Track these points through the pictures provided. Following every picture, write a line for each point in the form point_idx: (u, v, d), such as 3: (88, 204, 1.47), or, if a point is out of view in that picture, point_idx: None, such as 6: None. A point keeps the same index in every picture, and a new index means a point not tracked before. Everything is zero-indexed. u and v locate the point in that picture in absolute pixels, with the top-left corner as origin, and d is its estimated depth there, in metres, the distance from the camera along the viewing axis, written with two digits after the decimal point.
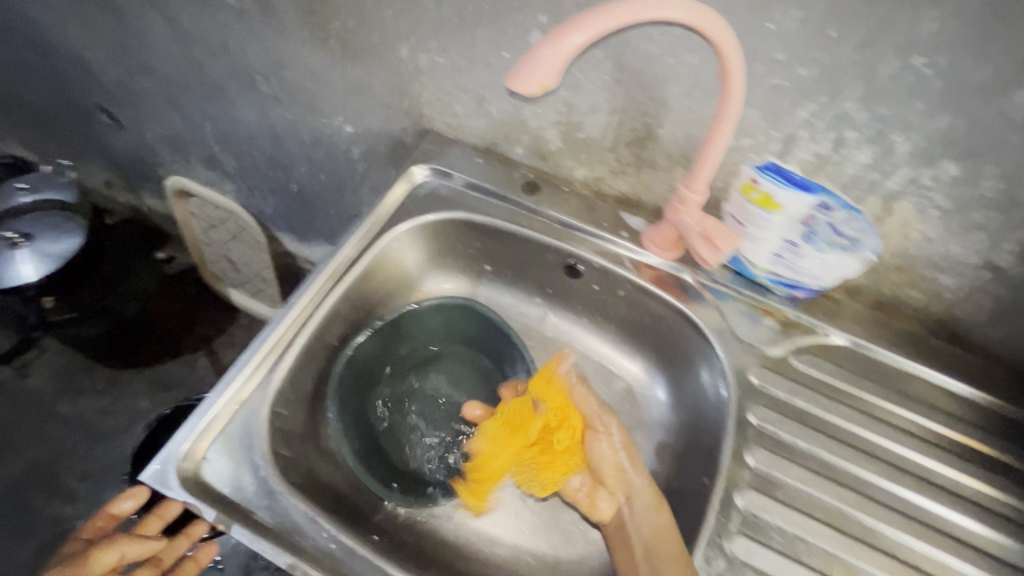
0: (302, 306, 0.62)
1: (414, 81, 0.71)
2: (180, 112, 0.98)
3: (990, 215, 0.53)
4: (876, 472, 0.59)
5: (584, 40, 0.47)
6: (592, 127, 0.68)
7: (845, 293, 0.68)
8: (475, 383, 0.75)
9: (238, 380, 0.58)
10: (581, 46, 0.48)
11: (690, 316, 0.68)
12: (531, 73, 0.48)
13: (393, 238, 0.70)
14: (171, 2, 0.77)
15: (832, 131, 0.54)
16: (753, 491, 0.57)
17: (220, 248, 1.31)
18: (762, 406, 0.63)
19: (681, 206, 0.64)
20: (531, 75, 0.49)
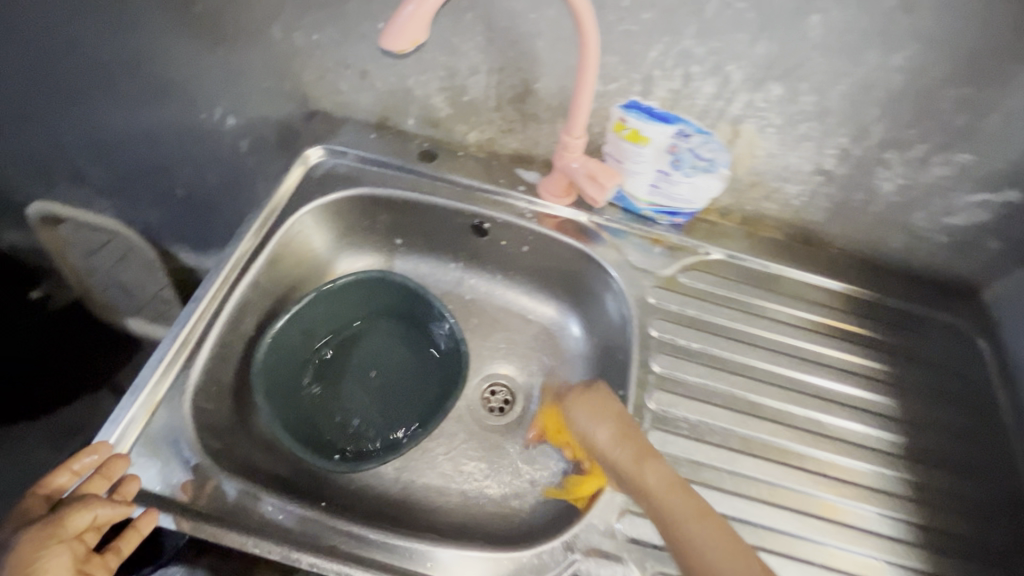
0: (211, 297, 0.62)
1: (292, 62, 0.71)
2: (75, 122, 0.95)
3: (813, 126, 0.60)
4: (760, 359, 0.65)
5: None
6: (476, 89, 0.67)
7: (718, 215, 0.74)
8: (405, 355, 0.73)
9: (151, 380, 0.56)
10: None
11: (589, 254, 0.70)
12: (401, 27, 0.43)
13: (297, 221, 0.70)
14: (46, 10, 0.76)
15: (680, 67, 0.58)
16: (659, 389, 0.61)
17: (106, 273, 1.22)
18: (661, 320, 0.66)
19: (565, 151, 0.65)
20: (399, 33, 0.43)
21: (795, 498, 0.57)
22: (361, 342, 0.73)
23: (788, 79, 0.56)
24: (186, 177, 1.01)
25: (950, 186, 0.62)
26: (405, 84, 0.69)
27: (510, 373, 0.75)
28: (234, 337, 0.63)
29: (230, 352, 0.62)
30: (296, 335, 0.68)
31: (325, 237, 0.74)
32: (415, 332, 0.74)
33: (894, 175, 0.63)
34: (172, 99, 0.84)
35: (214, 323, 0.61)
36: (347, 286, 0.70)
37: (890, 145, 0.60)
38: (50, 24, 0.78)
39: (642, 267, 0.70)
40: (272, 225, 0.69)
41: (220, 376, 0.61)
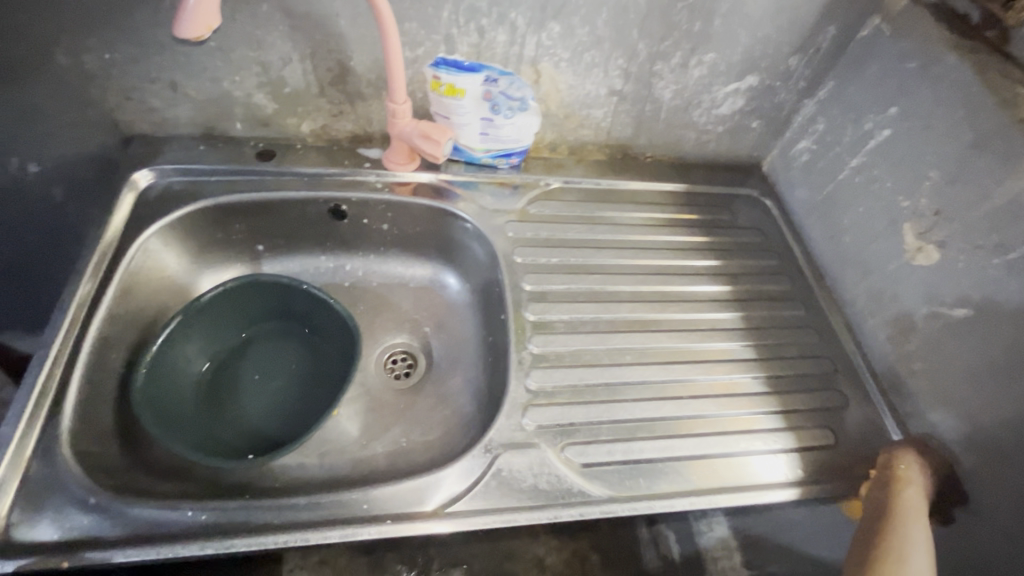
0: (62, 341, 0.58)
1: (89, 87, 0.67)
2: None
3: (594, 53, 0.71)
4: (608, 256, 0.77)
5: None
6: (294, 78, 0.69)
7: (548, 150, 0.84)
8: (295, 350, 0.74)
9: (15, 438, 0.52)
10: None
11: (446, 208, 0.76)
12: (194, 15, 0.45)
13: (143, 245, 0.68)
14: None
15: (472, 22, 0.65)
16: (533, 302, 0.69)
17: None
18: (523, 246, 0.74)
19: (395, 118, 0.70)
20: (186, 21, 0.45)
21: (658, 353, 0.69)
22: (249, 352, 0.73)
23: (561, 16, 0.66)
24: None
25: (709, 83, 0.77)
26: (221, 87, 0.69)
27: (406, 339, 0.79)
28: (103, 374, 0.60)
29: (101, 391, 0.59)
30: (172, 359, 0.66)
31: (179, 258, 0.72)
32: (301, 327, 0.75)
33: (668, 83, 0.77)
34: None
35: (75, 365, 0.57)
36: (216, 299, 0.69)
37: (656, 58, 0.73)
38: None
39: (494, 208, 0.78)
40: (116, 253, 0.66)
41: (96, 419, 0.58)
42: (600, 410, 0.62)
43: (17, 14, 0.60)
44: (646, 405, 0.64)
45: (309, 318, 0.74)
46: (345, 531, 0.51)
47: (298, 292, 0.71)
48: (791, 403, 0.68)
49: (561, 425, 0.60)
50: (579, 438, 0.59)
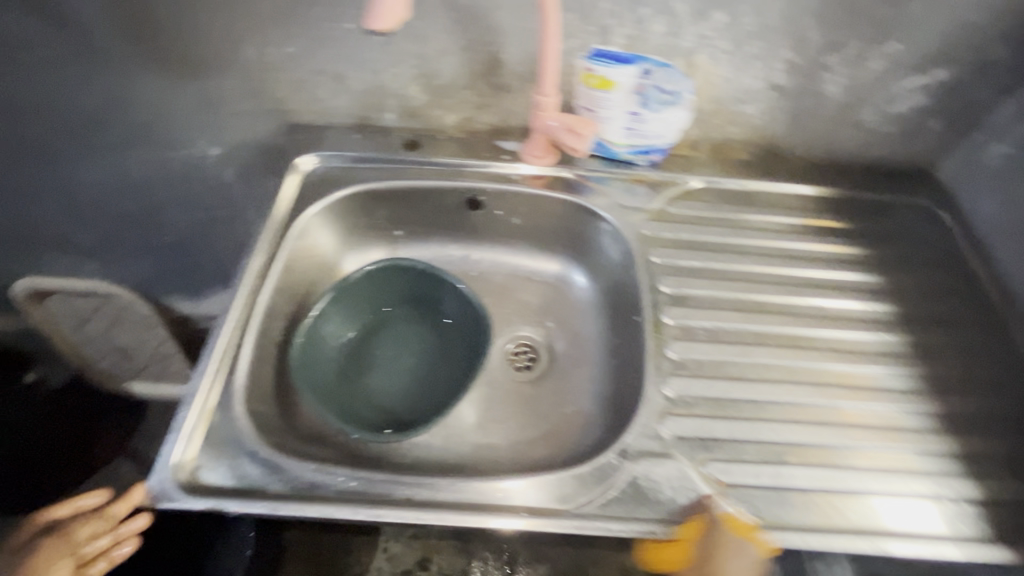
0: (240, 308, 0.65)
1: (269, 78, 0.74)
2: (55, 185, 0.97)
3: (758, 44, 0.66)
4: (752, 263, 0.71)
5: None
6: (448, 71, 0.72)
7: (688, 148, 0.80)
8: (426, 331, 0.77)
9: (203, 389, 0.58)
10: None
11: (582, 203, 0.75)
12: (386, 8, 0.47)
13: (304, 225, 0.74)
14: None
15: (632, 13, 0.63)
16: (672, 306, 0.66)
17: (104, 339, 1.40)
18: (659, 248, 0.71)
19: (541, 111, 0.69)
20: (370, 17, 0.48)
21: (810, 373, 0.63)
22: (385, 329, 0.77)
23: (728, 3, 0.62)
24: (173, 220, 1.03)
25: (887, 77, 0.69)
26: (381, 79, 0.73)
27: (530, 331, 0.79)
28: (267, 340, 0.66)
29: (266, 355, 0.65)
30: (323, 331, 0.71)
31: (331, 238, 0.78)
32: (433, 311, 0.77)
33: (837, 77, 0.70)
34: (149, 142, 0.86)
35: (249, 330, 0.64)
36: (360, 279, 0.73)
37: (826, 48, 0.67)
38: (19, 90, 0.79)
39: (630, 206, 0.75)
40: (282, 231, 0.72)
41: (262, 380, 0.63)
42: (745, 427, 0.58)
43: (222, 12, 0.67)
44: (796, 428, 0.58)
45: (441, 303, 0.76)
46: (479, 518, 0.52)
47: (433, 278, 0.74)
48: (971, 447, 0.59)
49: (702, 438, 0.56)
50: (722, 455, 0.56)
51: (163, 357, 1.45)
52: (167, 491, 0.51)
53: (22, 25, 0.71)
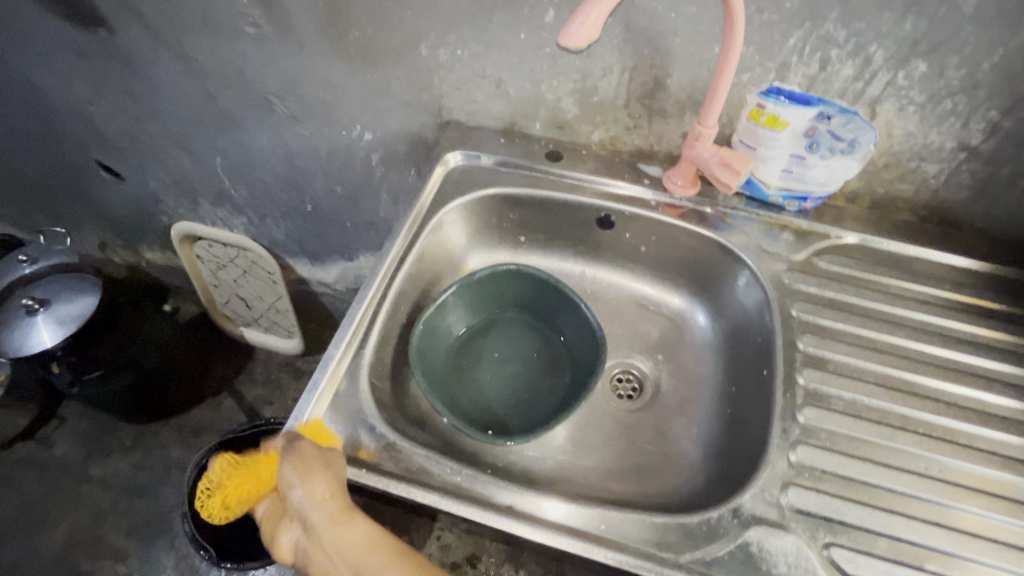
0: (377, 285, 0.69)
1: (433, 75, 0.78)
2: (227, 146, 1.08)
3: (958, 101, 0.60)
4: (907, 336, 0.63)
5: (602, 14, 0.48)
6: (606, 89, 0.71)
7: (845, 200, 0.74)
8: (533, 341, 0.78)
9: (336, 356, 0.63)
10: (599, 18, 0.48)
11: (719, 240, 0.72)
12: (579, 23, 0.48)
13: (441, 218, 0.77)
14: (202, 46, 0.88)
15: (818, 53, 0.60)
16: (808, 367, 0.61)
17: (232, 287, 1.57)
18: (800, 301, 0.66)
19: (697, 141, 0.68)
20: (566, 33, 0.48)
21: (962, 475, 0.55)
22: (496, 331, 0.78)
23: (935, 54, 0.57)
24: (315, 191, 1.12)
25: None
26: (537, 89, 0.75)
27: (639, 361, 0.76)
28: (393, 321, 0.69)
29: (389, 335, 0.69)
30: (442, 321, 0.74)
31: (461, 235, 0.81)
32: (547, 322, 0.78)
33: None
34: (314, 120, 0.94)
35: (381, 309, 0.68)
36: (484, 279, 0.75)
37: None
38: (219, 61, 0.90)
39: (771, 252, 0.70)
40: (420, 221, 0.75)
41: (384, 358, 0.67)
42: (876, 517, 0.52)
43: (406, 12, 0.71)
44: (937, 532, 0.52)
45: (556, 315, 0.77)
46: (576, 544, 0.51)
47: (553, 290, 0.74)
48: None
49: (826, 518, 0.52)
50: (846, 541, 0.51)
51: (278, 312, 1.59)
52: None
53: (231, 4, 0.79)
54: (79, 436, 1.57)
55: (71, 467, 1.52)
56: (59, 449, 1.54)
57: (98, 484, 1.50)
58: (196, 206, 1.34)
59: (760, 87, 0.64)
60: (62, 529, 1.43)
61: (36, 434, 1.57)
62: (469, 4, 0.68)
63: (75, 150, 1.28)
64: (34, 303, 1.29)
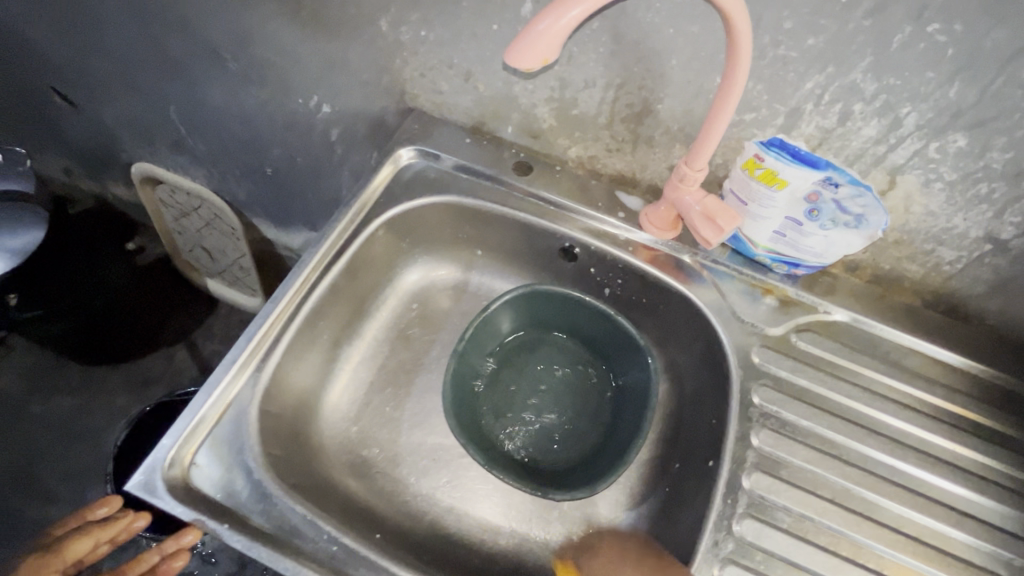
0: (290, 296, 0.60)
1: (395, 57, 0.67)
2: (179, 95, 0.97)
3: (995, 187, 0.50)
4: (878, 448, 0.55)
5: (583, 18, 0.38)
6: (587, 103, 0.61)
7: (843, 268, 0.65)
8: (516, 377, 0.69)
9: (224, 380, 0.55)
10: (579, 22, 0.38)
11: (688, 297, 0.63)
12: (528, 41, 0.38)
13: (383, 222, 0.67)
14: None
15: (838, 104, 0.49)
16: (759, 469, 0.53)
17: (194, 237, 1.48)
18: (765, 386, 0.57)
19: (682, 184, 0.57)
20: (530, 49, 0.39)
21: None
22: (543, 352, 0.71)
23: (980, 129, 0.46)
24: (274, 157, 1.01)
25: None
26: (511, 90, 0.64)
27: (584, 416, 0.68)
28: (308, 338, 0.61)
29: (300, 355, 0.61)
30: (483, 332, 0.66)
31: (407, 243, 0.72)
32: (595, 359, 0.70)
33: None
34: (269, 84, 0.83)
35: (289, 325, 0.59)
36: (530, 294, 0.67)
37: None
38: (162, 1, 0.78)
39: (742, 319, 0.62)
40: (356, 226, 0.66)
41: (285, 381, 0.59)
42: None
43: None
44: None
45: (603, 352, 0.69)
46: None
47: (605, 323, 0.66)
48: None
49: None
50: None
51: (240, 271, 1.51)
52: (154, 485, 0.49)
53: None
54: (25, 369, 1.51)
55: (13, 399, 1.47)
56: (1, 380, 1.48)
57: (36, 421, 1.44)
58: (154, 151, 1.23)
59: (763, 133, 0.54)
60: None
61: None
62: None
63: (25, 70, 1.17)
64: None
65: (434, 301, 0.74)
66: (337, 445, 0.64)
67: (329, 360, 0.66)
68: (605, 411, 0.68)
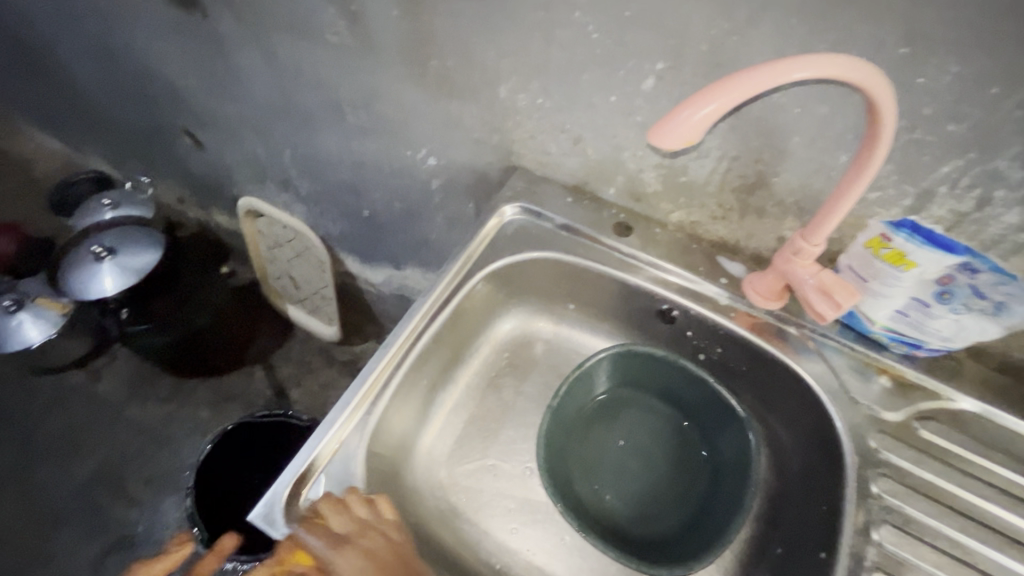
0: (400, 341, 0.63)
1: (508, 119, 0.71)
2: (297, 140, 1.07)
3: None
4: (1019, 559, 0.50)
5: (727, 107, 0.40)
6: (697, 172, 0.62)
7: (967, 353, 0.61)
8: (608, 432, 0.69)
9: (339, 419, 0.58)
10: (723, 111, 0.40)
11: (796, 371, 0.61)
12: (673, 127, 0.40)
13: (486, 274, 0.70)
14: (285, 43, 0.85)
15: (978, 189, 0.48)
16: (881, 569, 0.49)
17: (283, 266, 1.59)
18: (886, 476, 0.54)
19: (795, 257, 0.57)
20: (675, 130, 0.40)
21: None
22: (633, 412, 0.70)
23: None
24: (374, 200, 1.08)
25: None
26: (620, 155, 0.66)
27: (677, 489, 0.66)
28: (411, 382, 0.64)
29: (404, 397, 0.63)
30: (579, 388, 0.66)
31: (503, 295, 0.74)
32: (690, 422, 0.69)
33: None
34: (382, 136, 0.90)
35: (398, 369, 0.62)
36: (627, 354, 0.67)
37: None
38: (300, 62, 0.87)
39: (855, 400, 0.59)
40: (462, 276, 0.68)
41: (389, 424, 0.62)
42: None
43: (492, 50, 0.64)
44: None
45: (699, 417, 0.67)
46: None
47: (703, 390, 0.65)
48: None
49: None
50: None
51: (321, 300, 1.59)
52: (273, 518, 0.52)
53: (318, 10, 0.76)
54: (121, 377, 1.62)
55: (109, 404, 1.58)
56: (101, 386, 1.61)
57: (127, 426, 1.55)
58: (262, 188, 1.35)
59: (889, 212, 0.53)
60: (87, 462, 1.49)
61: (85, 365, 1.62)
62: (562, 55, 0.60)
63: (165, 112, 1.33)
64: (102, 251, 1.35)
65: (524, 351, 0.76)
66: (428, 488, 0.65)
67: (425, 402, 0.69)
68: (699, 483, 0.66)
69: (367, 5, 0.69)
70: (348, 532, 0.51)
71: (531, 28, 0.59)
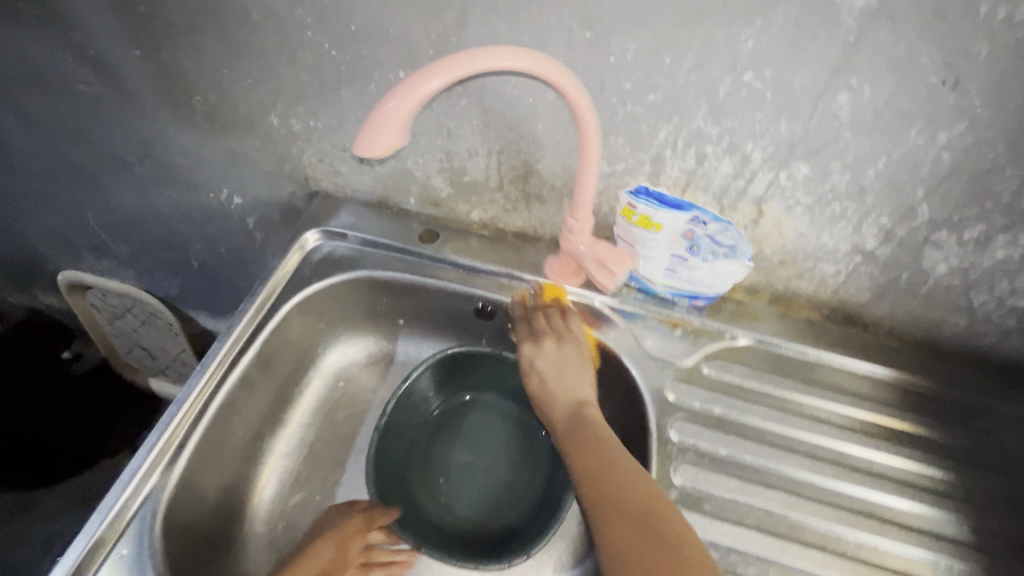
0: (195, 397, 0.59)
1: (291, 146, 0.69)
2: (92, 202, 0.97)
3: (847, 205, 0.53)
4: (796, 466, 0.57)
5: (442, 86, 0.42)
6: (475, 170, 0.64)
7: (745, 293, 0.67)
8: (452, 436, 0.70)
9: (121, 496, 0.53)
10: (437, 92, 0.42)
11: (602, 341, 0.65)
12: (381, 120, 0.42)
13: (293, 308, 0.67)
14: (38, 101, 0.77)
15: (692, 147, 0.53)
16: (681, 507, 0.54)
17: (130, 338, 1.34)
18: (681, 419, 0.59)
19: (572, 236, 0.59)
20: (385, 124, 0.42)
21: None
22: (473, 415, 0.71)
23: (816, 158, 0.50)
24: (196, 251, 1.00)
25: (1014, 269, 0.54)
26: (405, 165, 0.67)
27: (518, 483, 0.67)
28: (218, 439, 0.60)
29: (212, 456, 0.59)
30: (409, 401, 0.67)
31: (322, 322, 0.71)
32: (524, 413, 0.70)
33: (945, 256, 0.55)
34: (178, 183, 0.84)
35: (196, 428, 0.58)
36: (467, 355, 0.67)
37: (941, 226, 0.52)
38: (62, 118, 0.79)
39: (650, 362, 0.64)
40: (266, 313, 0.65)
41: (197, 485, 0.58)
42: None
43: (247, 79, 0.62)
44: None
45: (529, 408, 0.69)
46: None
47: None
48: None
49: None
50: None
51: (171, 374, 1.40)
52: None
53: (55, 59, 0.69)
54: None
55: None
56: None
57: None
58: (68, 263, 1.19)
59: (635, 181, 0.58)
60: None
61: None
62: (313, 75, 0.59)
63: None
64: None
65: (360, 377, 0.74)
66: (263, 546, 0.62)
67: (251, 455, 0.65)
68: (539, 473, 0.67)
69: (107, 49, 0.66)
70: (539, 329, 0.64)
71: (274, 53, 0.58)
